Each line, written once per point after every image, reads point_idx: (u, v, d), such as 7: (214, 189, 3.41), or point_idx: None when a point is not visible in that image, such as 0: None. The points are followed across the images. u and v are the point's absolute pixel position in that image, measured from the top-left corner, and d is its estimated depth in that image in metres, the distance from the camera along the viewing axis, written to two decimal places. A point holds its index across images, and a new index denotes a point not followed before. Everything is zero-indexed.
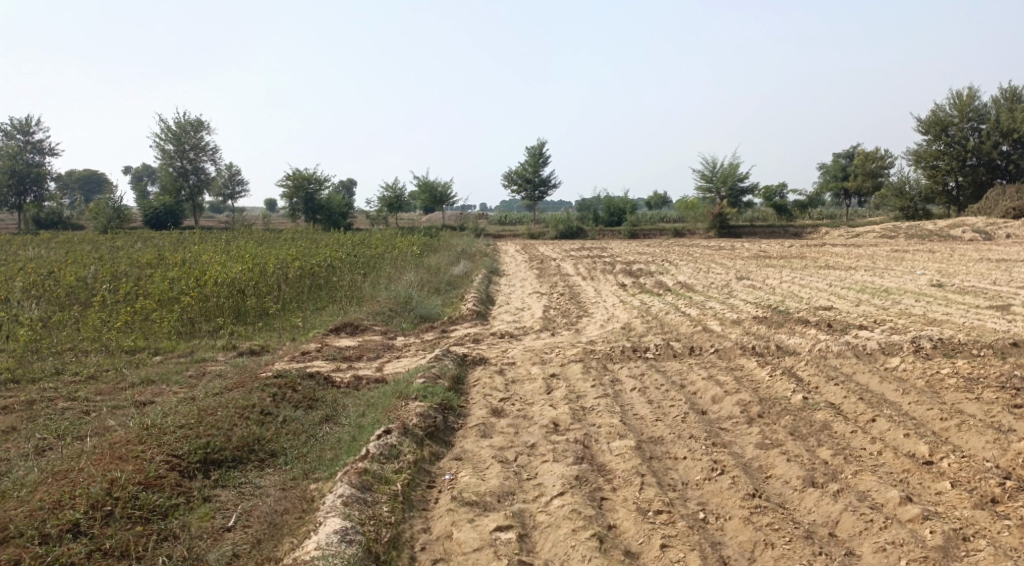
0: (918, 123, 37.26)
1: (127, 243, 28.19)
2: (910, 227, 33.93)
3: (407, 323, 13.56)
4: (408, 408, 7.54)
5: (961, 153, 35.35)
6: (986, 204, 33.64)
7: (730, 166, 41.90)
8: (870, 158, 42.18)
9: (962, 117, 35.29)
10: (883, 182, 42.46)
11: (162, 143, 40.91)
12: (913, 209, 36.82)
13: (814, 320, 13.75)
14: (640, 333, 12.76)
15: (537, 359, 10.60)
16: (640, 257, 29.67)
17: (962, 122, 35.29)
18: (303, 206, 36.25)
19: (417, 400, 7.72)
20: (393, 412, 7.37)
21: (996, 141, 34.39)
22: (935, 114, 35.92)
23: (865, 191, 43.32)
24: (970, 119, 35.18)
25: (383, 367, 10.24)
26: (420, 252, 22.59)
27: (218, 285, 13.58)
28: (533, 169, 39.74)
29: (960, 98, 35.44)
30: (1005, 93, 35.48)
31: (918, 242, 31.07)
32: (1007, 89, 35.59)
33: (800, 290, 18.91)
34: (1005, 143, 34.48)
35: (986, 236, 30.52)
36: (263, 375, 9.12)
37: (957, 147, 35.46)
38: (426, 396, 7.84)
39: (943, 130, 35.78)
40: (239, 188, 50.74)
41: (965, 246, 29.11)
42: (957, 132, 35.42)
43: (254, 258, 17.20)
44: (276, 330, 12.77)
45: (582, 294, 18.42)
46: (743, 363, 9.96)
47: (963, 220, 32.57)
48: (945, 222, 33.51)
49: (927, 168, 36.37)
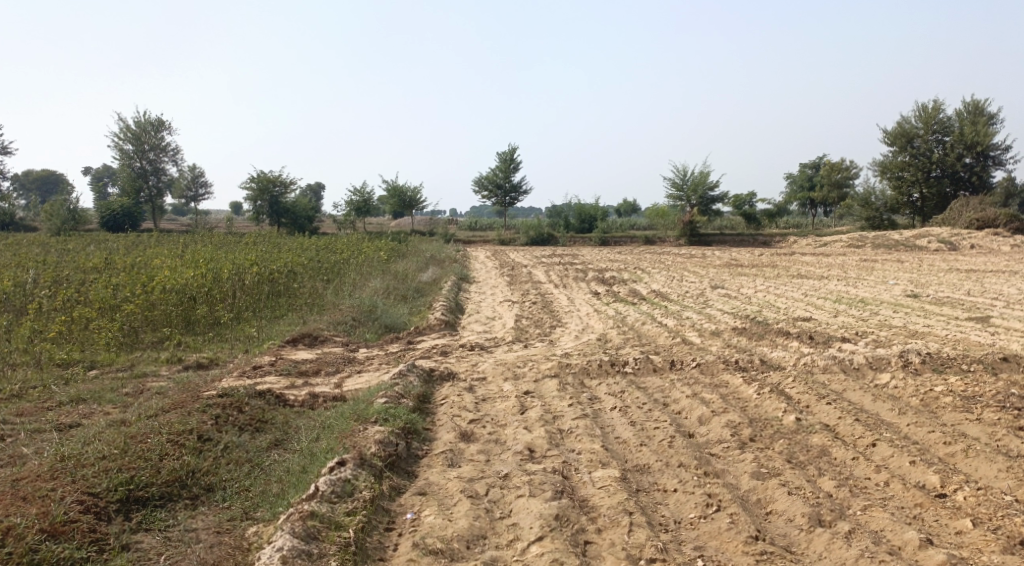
0: (884, 134, 37.21)
1: (80, 246, 27.06)
2: (878, 237, 33.81)
3: (371, 334, 12.82)
4: (367, 434, 6.84)
5: (926, 165, 35.31)
6: (950, 215, 33.60)
7: (699, 175, 41.54)
8: (836, 168, 42.14)
9: (927, 129, 35.21)
10: (848, 193, 42.42)
11: (120, 143, 39.67)
12: (879, 219, 36.74)
13: (794, 331, 13.22)
14: (616, 345, 12.14)
15: (508, 374, 9.93)
16: (612, 264, 29.15)
17: (926, 134, 35.26)
18: (267, 209, 35.26)
19: (377, 424, 7.02)
20: (349, 439, 6.68)
21: (960, 153, 34.38)
22: (900, 126, 35.87)
23: (831, 201, 43.28)
24: (935, 131, 35.10)
25: (343, 383, 9.51)
26: (386, 258, 21.83)
27: (166, 293, 12.79)
28: (503, 175, 39.09)
29: (925, 111, 35.44)
30: (968, 106, 35.51)
31: (886, 251, 30.94)
32: (971, 102, 35.62)
33: (776, 300, 18.41)
34: (969, 155, 34.50)
35: (952, 246, 30.45)
36: (207, 393, 8.38)
37: (921, 159, 35.44)
38: (388, 420, 7.14)
39: (909, 142, 35.72)
40: (202, 191, 49.48)
41: (933, 256, 28.97)
42: (922, 144, 35.39)
43: (208, 263, 16.38)
44: (227, 340, 12.01)
45: (554, 302, 17.79)
46: (727, 379, 9.37)
47: (929, 231, 32.51)
48: (912, 232, 33.42)
49: (892, 179, 36.27)
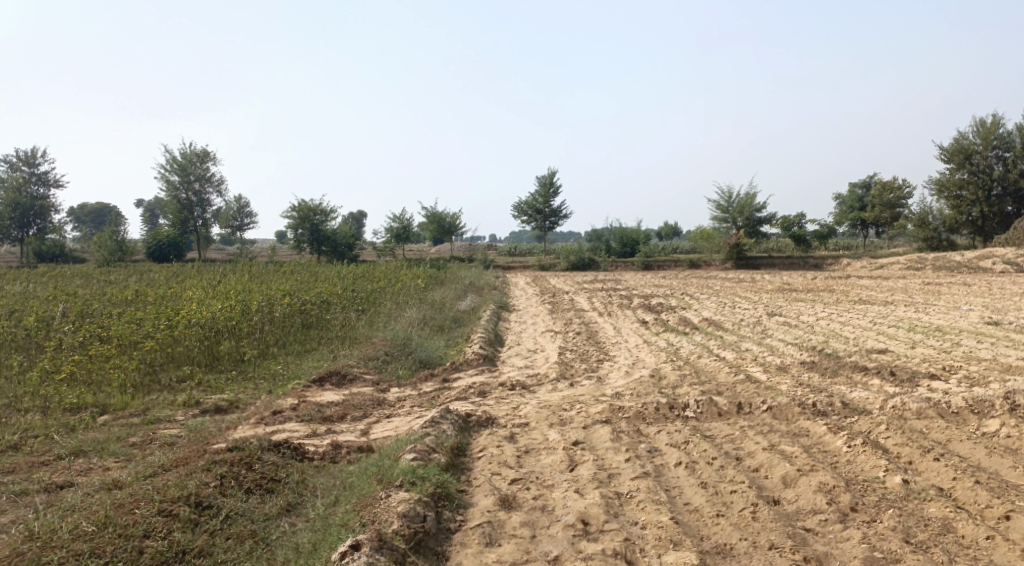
0: (940, 152, 35.49)
1: (119, 277, 26.59)
2: (937, 258, 32.07)
3: (404, 371, 11.78)
4: (391, 504, 5.79)
5: (986, 182, 33.46)
6: (1014, 234, 31.79)
7: (747, 196, 40.05)
8: (888, 188, 40.36)
9: (986, 145, 33.50)
10: (902, 214, 40.48)
11: (166, 174, 39.41)
12: (937, 240, 34.90)
13: (872, 367, 11.91)
14: (672, 383, 10.94)
15: (555, 419, 8.80)
16: (659, 290, 27.91)
17: (985, 151, 33.50)
18: (308, 237, 34.63)
19: (403, 489, 5.96)
20: (370, 513, 5.65)
21: (1022, 170, 32.51)
22: (957, 142, 34.18)
23: (883, 222, 41.47)
24: (995, 148, 33.38)
25: (370, 430, 8.45)
26: (424, 287, 20.86)
27: (190, 328, 11.88)
28: (544, 200, 38.09)
29: (983, 126, 33.80)
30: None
31: (947, 273, 29.27)
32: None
33: (842, 329, 17.05)
34: None
35: (1018, 268, 28.72)
36: (214, 445, 7.35)
37: (981, 176, 33.65)
38: (417, 483, 6.07)
39: (967, 158, 34.05)
40: (246, 220, 49.18)
41: (1001, 278, 27.24)
42: (981, 161, 33.63)
43: (239, 294, 15.49)
44: (252, 379, 11.05)
45: (601, 333, 16.65)
46: (809, 428, 8.16)
47: (992, 251, 30.78)
48: (974, 253, 31.65)
49: (950, 198, 34.55)
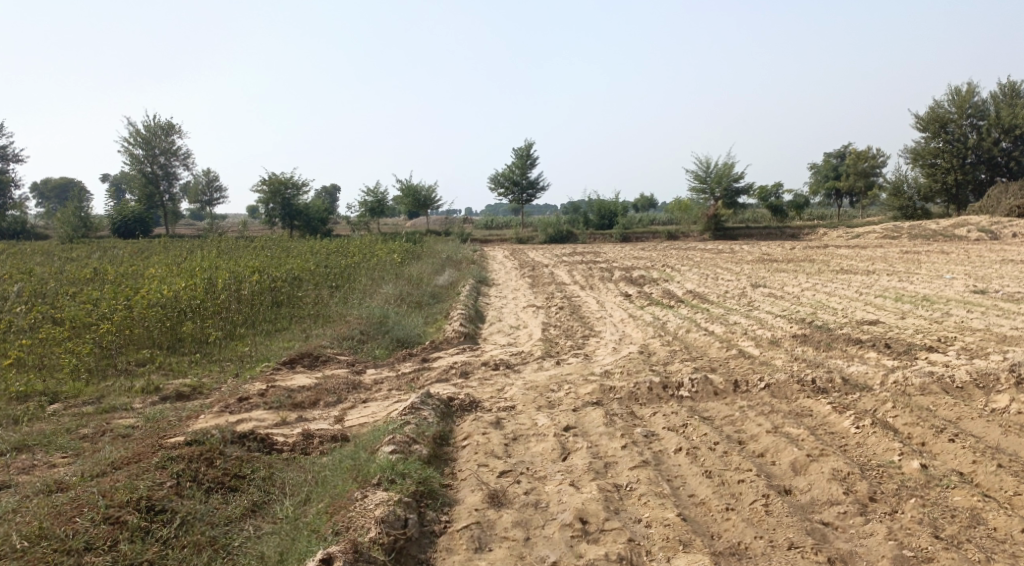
0: (915, 120, 35.12)
1: (83, 254, 25.67)
2: (914, 227, 31.82)
3: (381, 351, 11.21)
4: (368, 507, 5.30)
5: (960, 150, 33.15)
6: (988, 202, 31.55)
7: (724, 166, 39.56)
8: (862, 157, 40.03)
9: (961, 114, 33.14)
10: (876, 182, 40.24)
11: (131, 148, 38.27)
12: (911, 208, 34.59)
13: (867, 339, 11.50)
14: (662, 360, 10.47)
15: (542, 402, 8.29)
16: (638, 261, 27.44)
17: (960, 119, 33.16)
18: (280, 212, 33.73)
19: (380, 491, 5.45)
20: (345, 518, 5.19)
21: (996, 137, 32.23)
22: (932, 110, 33.81)
23: (857, 191, 41.25)
24: (969, 116, 33.01)
25: (345, 417, 7.89)
26: (400, 261, 20.23)
27: (150, 309, 11.20)
28: (519, 171, 37.43)
29: (958, 94, 33.42)
30: (1003, 88, 33.48)
31: (924, 242, 29.04)
32: (1007, 85, 33.53)
33: (829, 300, 16.67)
34: (1006, 140, 32.29)
35: (994, 235, 28.52)
36: (171, 438, 6.75)
37: (955, 144, 33.33)
38: (396, 482, 5.57)
39: (942, 127, 33.63)
40: (217, 195, 48.05)
41: (978, 246, 27.03)
42: (956, 129, 33.29)
43: (205, 271, 14.78)
44: (217, 362, 10.43)
45: (584, 307, 16.14)
46: (812, 408, 7.72)
47: (968, 219, 30.58)
48: (950, 221, 31.46)
49: (925, 166, 34.15)
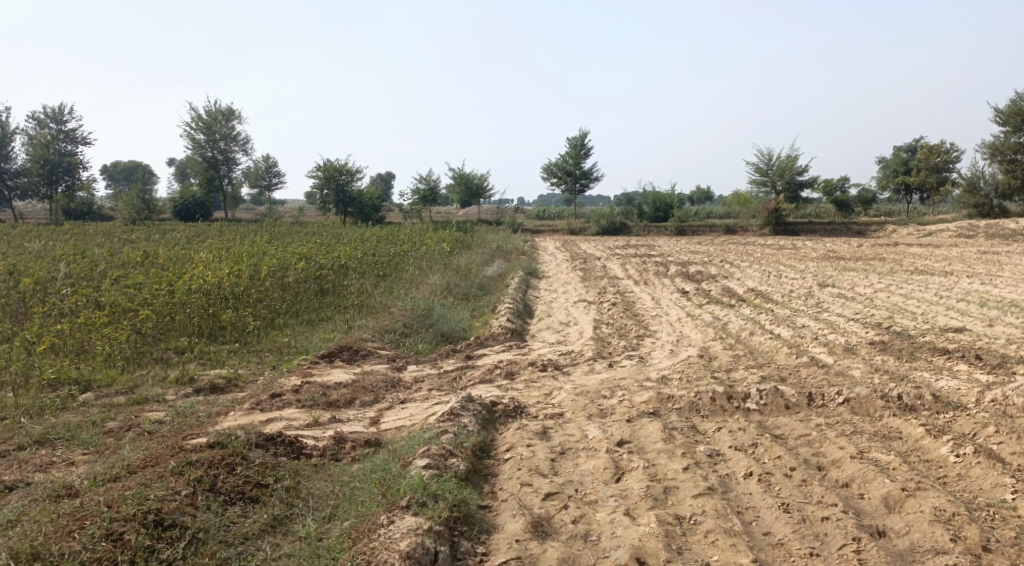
0: (994, 113, 33.06)
1: (137, 236, 25.61)
2: (990, 226, 30.10)
3: (424, 346, 10.59)
4: (396, 539, 4.67)
5: None
6: None
7: (788, 158, 38.03)
8: (934, 151, 38.15)
9: None
10: (948, 178, 38.33)
11: (192, 132, 38.37)
12: (988, 206, 32.63)
13: (955, 350, 10.55)
14: (725, 366, 9.64)
15: (594, 410, 7.55)
16: (696, 256, 26.40)
17: None
18: (333, 198, 33.43)
19: (411, 520, 4.82)
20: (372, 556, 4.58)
21: None
22: (1014, 103, 31.61)
23: (928, 187, 39.34)
24: None
25: (381, 419, 7.25)
26: (449, 251, 19.61)
27: (191, 294, 10.68)
28: (574, 161, 36.55)
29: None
30: None
31: (1001, 242, 27.44)
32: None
33: (905, 304, 15.61)
34: None
35: None
36: (194, 437, 6.11)
37: None
38: (429, 510, 4.93)
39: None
40: (276, 179, 47.97)
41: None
42: None
43: (251, 257, 14.27)
44: (257, 352, 9.88)
45: (639, 304, 15.32)
46: (902, 431, 6.89)
47: None
48: None
49: (1004, 162, 32.24)
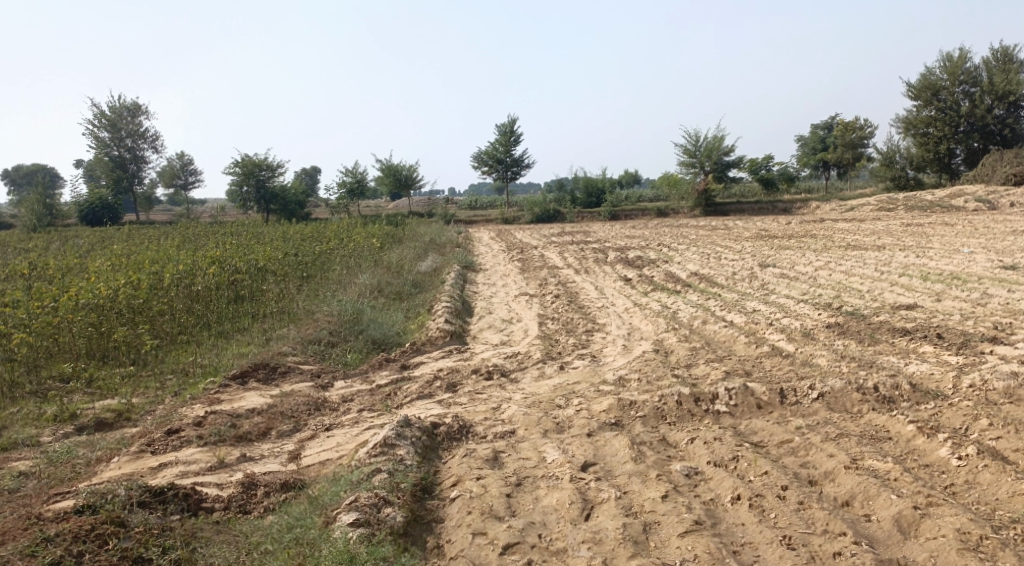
0: (907, 88, 32.74)
1: (39, 244, 23.79)
2: (909, 198, 30.15)
3: (353, 357, 9.54)
4: None
5: (953, 119, 30.69)
6: (983, 170, 29.49)
7: (715, 139, 37.84)
8: (850, 127, 38.33)
9: (953, 80, 30.66)
10: (865, 153, 38.63)
11: (95, 130, 36.18)
12: (903, 179, 32.37)
13: (916, 330, 10.00)
14: (683, 361, 8.90)
15: (549, 425, 6.68)
16: (633, 241, 25.81)
17: (953, 86, 30.68)
18: (255, 195, 31.84)
19: None
20: None
21: (990, 104, 29.84)
22: (924, 78, 31.39)
23: (846, 163, 39.51)
24: (962, 83, 30.52)
25: (302, 453, 6.26)
26: (379, 247, 18.51)
27: (78, 311, 9.40)
28: (503, 149, 35.69)
29: (950, 60, 31.09)
30: (998, 54, 30.76)
31: (923, 213, 27.50)
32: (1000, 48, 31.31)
33: (850, 282, 15.18)
34: (999, 106, 29.90)
35: (992, 204, 26.91)
36: (61, 504, 5.33)
37: (948, 113, 30.86)
38: None
39: (934, 94, 31.29)
40: (193, 179, 45.75)
41: (982, 216, 25.44)
42: (948, 97, 30.80)
43: (156, 264, 12.92)
44: (159, 375, 8.71)
45: (582, 295, 14.52)
46: (889, 428, 6.19)
47: (964, 189, 28.88)
48: (946, 190, 29.84)
49: (918, 136, 31.85)
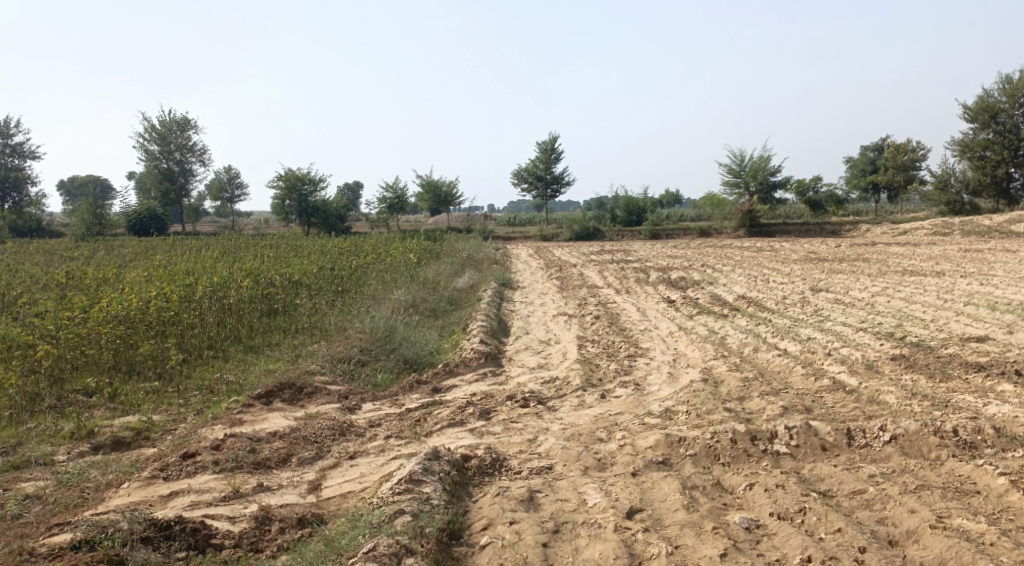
0: (963, 110, 31.56)
1: (81, 253, 23.75)
2: (965, 224, 28.97)
3: (384, 378, 9.02)
4: None
5: (1012, 142, 29.46)
6: None
7: (760, 159, 36.94)
8: (901, 150, 37.21)
9: (1013, 103, 29.31)
10: (916, 176, 37.42)
11: (145, 143, 36.39)
12: (959, 204, 31.12)
13: (990, 365, 9.24)
14: (735, 393, 8.24)
15: (591, 461, 6.08)
16: (675, 261, 25.08)
17: (1012, 108, 29.41)
18: (296, 208, 31.71)
19: None
20: None
21: None
22: (981, 99, 30.12)
23: (896, 186, 38.31)
24: (1023, 105, 29.19)
25: (323, 484, 5.72)
26: (417, 261, 18.05)
27: (106, 321, 9.00)
28: (545, 166, 35.18)
29: (1010, 82, 29.55)
30: None
31: (979, 239, 26.38)
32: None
33: (910, 309, 14.36)
34: None
35: None
36: (59, 538, 4.85)
37: (1007, 136, 29.67)
38: None
39: (992, 118, 30.02)
40: (239, 192, 45.89)
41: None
42: (1007, 120, 29.61)
43: (191, 276, 12.53)
44: (183, 393, 8.25)
45: (625, 316, 13.90)
46: (976, 480, 5.52)
47: (1023, 215, 27.68)
48: (1003, 216, 28.61)
49: (973, 159, 30.52)
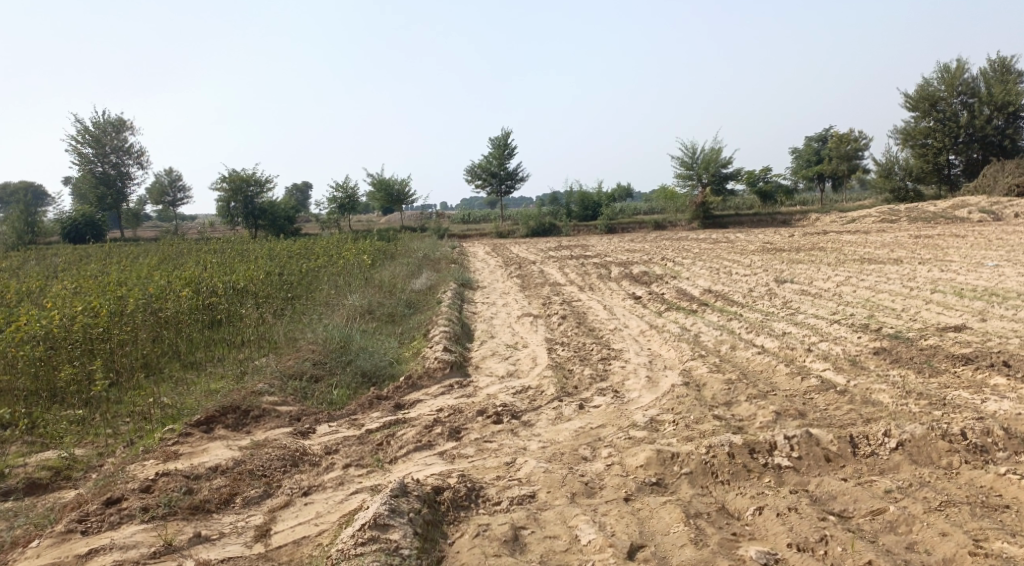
0: (904, 99, 31.56)
1: (11, 264, 22.43)
2: (911, 210, 28.96)
3: (339, 394, 8.30)
4: None
5: (952, 129, 29.50)
6: (984, 181, 28.27)
7: (712, 151, 36.72)
8: (844, 140, 37.27)
9: (951, 91, 29.52)
10: (860, 165, 37.57)
11: (78, 146, 34.82)
12: (903, 191, 31.03)
13: (978, 356, 8.84)
14: (723, 398, 7.69)
15: (578, 487, 5.43)
16: (635, 256, 24.63)
17: (950, 96, 29.53)
18: (242, 211, 30.54)
19: None
20: None
21: (989, 116, 28.70)
22: (921, 88, 30.21)
23: (841, 175, 38.39)
24: (960, 93, 29.37)
25: (272, 529, 5.17)
26: (370, 263, 17.25)
27: (25, 344, 8.15)
28: (498, 162, 34.54)
29: (948, 71, 29.86)
30: (994, 64, 29.91)
31: (925, 225, 26.38)
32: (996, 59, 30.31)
33: (879, 299, 14.02)
34: (999, 117, 28.82)
35: (995, 216, 25.65)
36: None
37: (946, 124, 29.71)
38: None
39: (933, 106, 30.07)
40: (181, 195, 44.39)
41: (991, 227, 24.27)
42: (947, 108, 29.70)
43: (126, 287, 11.61)
44: (114, 421, 7.45)
45: (591, 316, 13.34)
46: (1002, 492, 5.03)
47: (964, 201, 27.63)
48: (947, 203, 28.59)
49: (916, 146, 30.55)
